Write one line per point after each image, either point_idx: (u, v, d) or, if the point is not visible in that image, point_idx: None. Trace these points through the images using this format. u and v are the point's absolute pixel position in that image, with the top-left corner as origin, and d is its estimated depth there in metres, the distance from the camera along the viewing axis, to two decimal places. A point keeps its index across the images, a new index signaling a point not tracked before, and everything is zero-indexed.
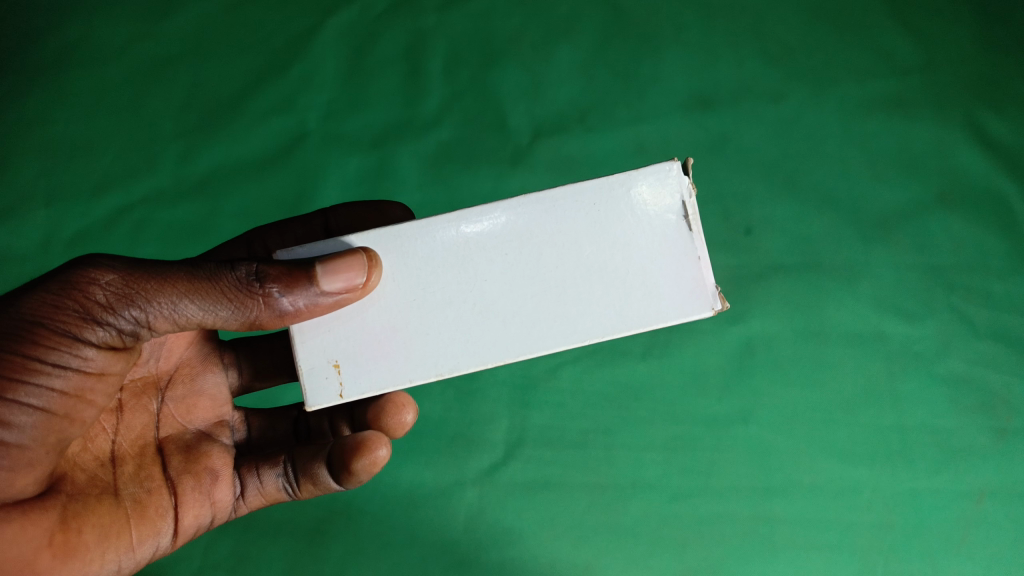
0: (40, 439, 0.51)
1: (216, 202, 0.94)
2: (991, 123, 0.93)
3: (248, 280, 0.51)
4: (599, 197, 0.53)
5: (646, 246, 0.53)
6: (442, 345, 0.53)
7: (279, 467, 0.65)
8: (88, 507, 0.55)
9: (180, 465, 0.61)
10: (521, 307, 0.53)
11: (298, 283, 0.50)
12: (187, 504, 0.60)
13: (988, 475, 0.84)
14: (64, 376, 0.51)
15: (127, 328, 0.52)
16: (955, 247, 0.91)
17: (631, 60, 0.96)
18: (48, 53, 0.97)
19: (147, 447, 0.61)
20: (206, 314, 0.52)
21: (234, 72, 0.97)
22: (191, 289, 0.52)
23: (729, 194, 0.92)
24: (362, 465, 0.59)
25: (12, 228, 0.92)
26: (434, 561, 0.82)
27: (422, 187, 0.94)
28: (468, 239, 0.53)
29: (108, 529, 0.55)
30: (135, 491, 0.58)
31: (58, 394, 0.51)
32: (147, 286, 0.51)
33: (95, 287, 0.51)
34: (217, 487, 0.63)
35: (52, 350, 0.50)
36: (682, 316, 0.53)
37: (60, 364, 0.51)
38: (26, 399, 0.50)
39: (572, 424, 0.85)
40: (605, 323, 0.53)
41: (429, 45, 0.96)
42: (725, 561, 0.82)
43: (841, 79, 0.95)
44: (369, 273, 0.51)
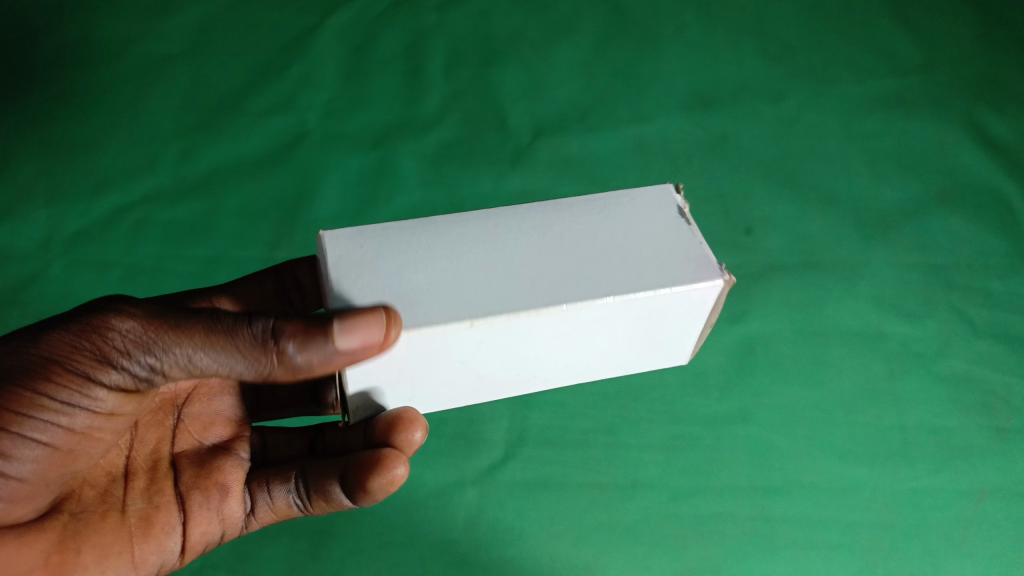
0: (42, 473, 0.52)
1: (216, 201, 0.92)
2: (990, 122, 0.94)
3: (264, 336, 0.49)
4: (609, 202, 0.56)
5: (653, 233, 0.54)
6: (469, 299, 0.50)
7: (290, 482, 0.62)
8: (90, 525, 0.55)
9: (191, 480, 0.61)
10: (545, 273, 0.52)
11: (314, 339, 0.48)
12: (195, 520, 0.60)
13: (989, 475, 0.84)
14: (72, 414, 0.51)
15: (140, 374, 0.52)
16: (955, 246, 0.91)
17: (630, 60, 0.98)
18: (50, 53, 0.98)
19: (160, 461, 0.62)
20: (220, 367, 0.50)
21: (236, 72, 0.97)
22: (207, 342, 0.50)
23: (729, 193, 0.92)
24: (378, 483, 0.57)
25: (8, 228, 0.90)
26: (432, 562, 0.80)
27: (423, 185, 0.92)
28: (494, 226, 0.54)
29: (108, 548, 0.55)
30: (142, 507, 0.58)
31: (64, 430, 0.52)
32: (164, 335, 0.50)
33: (114, 332, 0.51)
34: (226, 502, 0.62)
35: (64, 389, 0.51)
36: (694, 282, 0.52)
37: (72, 402, 0.51)
38: (32, 434, 0.51)
39: (572, 423, 0.86)
40: (625, 283, 0.51)
41: (429, 42, 0.98)
42: (726, 561, 0.80)
43: (839, 79, 0.96)
44: (388, 330, 0.46)
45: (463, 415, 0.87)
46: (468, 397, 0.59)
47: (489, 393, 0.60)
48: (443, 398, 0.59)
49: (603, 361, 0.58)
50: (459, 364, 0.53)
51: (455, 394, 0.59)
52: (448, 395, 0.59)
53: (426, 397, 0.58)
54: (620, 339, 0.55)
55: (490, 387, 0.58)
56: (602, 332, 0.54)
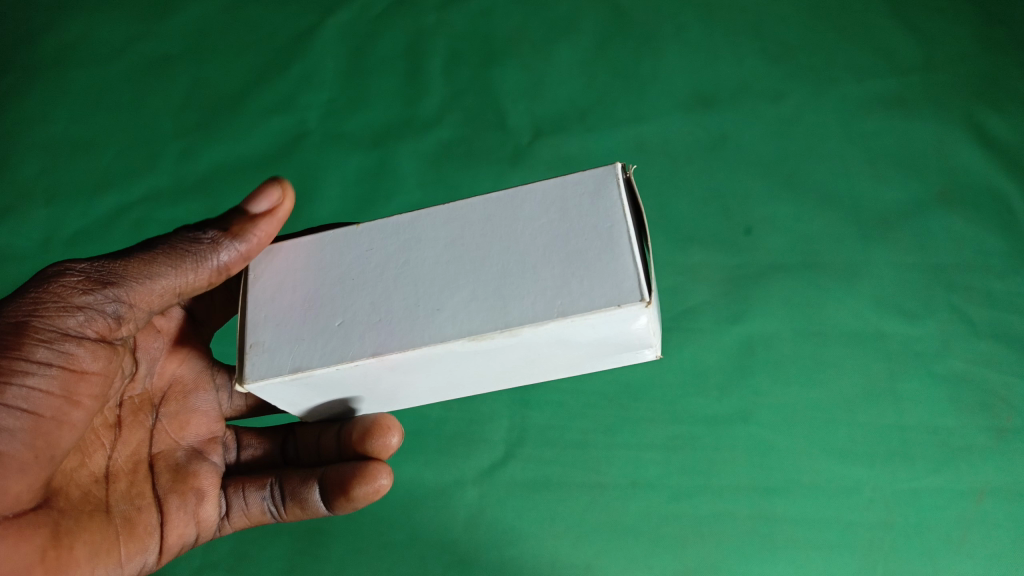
0: (28, 444, 0.50)
1: (215, 201, 0.93)
2: (991, 123, 0.94)
3: (194, 236, 0.53)
4: (538, 198, 0.48)
5: (572, 240, 0.46)
6: (365, 327, 0.48)
7: (266, 489, 0.66)
8: (80, 524, 0.55)
9: (168, 484, 0.62)
10: (447, 290, 0.47)
11: (236, 221, 0.52)
12: (172, 524, 0.61)
13: (989, 475, 0.84)
14: (49, 373, 0.51)
15: (106, 308, 0.52)
16: (955, 247, 0.91)
17: (630, 60, 0.97)
18: (48, 53, 0.98)
19: (141, 463, 0.61)
20: (177, 279, 0.53)
21: (234, 71, 0.97)
22: (151, 263, 0.53)
23: (729, 193, 0.92)
24: (363, 492, 0.61)
25: (12, 227, 0.92)
26: (433, 560, 0.81)
27: (422, 185, 0.93)
28: (414, 229, 0.49)
29: (97, 545, 0.56)
30: (125, 509, 0.59)
31: (44, 394, 0.51)
32: (117, 267, 0.52)
33: (70, 275, 0.52)
34: (202, 507, 0.63)
35: (32, 343, 0.50)
36: (604, 308, 0.44)
37: (44, 361, 0.50)
38: (15, 403, 0.49)
39: (572, 423, 0.85)
40: (530, 309, 0.45)
41: (429, 44, 0.97)
42: (725, 560, 0.81)
43: (840, 78, 0.95)
44: (284, 196, 0.54)
45: (462, 414, 0.87)
46: (406, 400, 0.58)
47: (425, 395, 0.57)
48: (378, 399, 0.57)
49: (538, 369, 0.54)
50: (375, 381, 0.52)
51: (388, 396, 0.56)
52: (378, 398, 0.57)
53: (358, 400, 0.57)
54: (547, 356, 0.51)
55: (423, 389, 0.55)
56: (518, 358, 0.50)
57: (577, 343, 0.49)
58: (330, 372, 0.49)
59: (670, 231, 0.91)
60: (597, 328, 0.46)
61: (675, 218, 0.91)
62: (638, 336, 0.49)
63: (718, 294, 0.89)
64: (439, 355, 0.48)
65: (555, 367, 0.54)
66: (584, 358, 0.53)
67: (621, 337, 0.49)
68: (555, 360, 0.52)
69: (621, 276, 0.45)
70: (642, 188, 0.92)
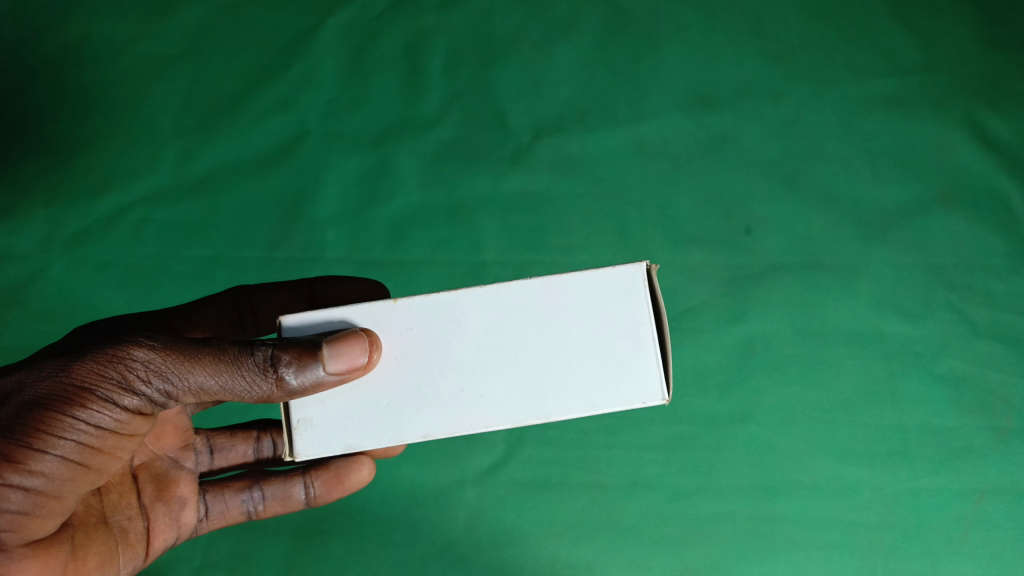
0: (69, 488, 0.53)
1: (215, 202, 0.93)
2: (991, 123, 0.94)
3: (264, 363, 0.51)
4: (569, 289, 0.51)
5: (602, 336, 0.51)
6: (408, 408, 0.51)
7: (246, 492, 0.69)
8: (88, 537, 0.57)
9: (152, 492, 0.64)
10: (488, 376, 0.51)
11: (307, 362, 0.49)
12: (159, 529, 0.63)
13: (989, 475, 0.84)
14: (98, 433, 0.53)
15: (158, 398, 0.54)
16: (954, 247, 0.91)
17: (630, 60, 0.96)
18: (46, 52, 0.98)
19: (126, 474, 0.62)
20: (227, 390, 0.53)
21: (234, 72, 0.97)
22: (216, 367, 0.53)
23: (728, 193, 0.92)
24: (353, 480, 0.69)
25: (12, 227, 0.92)
26: (434, 560, 0.82)
27: (422, 186, 0.93)
28: (457, 312, 0.52)
29: (104, 556, 0.58)
30: (121, 519, 0.60)
31: (90, 448, 0.53)
32: (182, 365, 0.53)
33: (137, 362, 0.53)
34: (185, 511, 0.66)
35: (90, 410, 0.52)
36: (628, 405, 0.49)
37: (97, 424, 0.53)
38: (63, 454, 0.52)
39: (572, 423, 0.85)
40: (565, 400, 0.50)
41: (428, 44, 0.97)
42: (726, 560, 0.82)
43: (840, 79, 0.95)
44: (371, 352, 0.50)
45: None
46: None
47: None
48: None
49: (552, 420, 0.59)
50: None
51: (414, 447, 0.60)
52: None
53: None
54: None
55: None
56: None
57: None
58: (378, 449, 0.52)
59: (670, 231, 0.91)
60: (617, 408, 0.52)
61: (675, 218, 0.92)
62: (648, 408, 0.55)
63: (718, 294, 0.89)
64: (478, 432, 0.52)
65: None
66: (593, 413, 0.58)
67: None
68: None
69: (646, 375, 0.50)
70: (642, 188, 0.93)
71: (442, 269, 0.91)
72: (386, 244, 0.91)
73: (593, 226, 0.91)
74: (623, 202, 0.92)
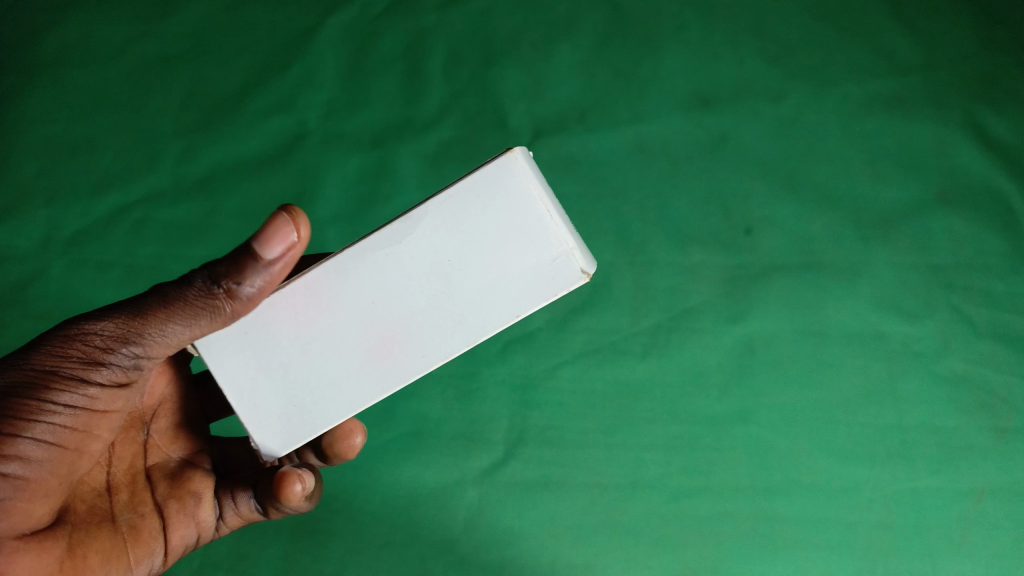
0: (50, 473, 0.55)
1: (215, 201, 0.93)
2: (991, 122, 0.94)
3: (206, 287, 0.52)
4: None
5: None
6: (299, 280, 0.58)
7: (251, 489, 0.65)
8: (89, 534, 0.59)
9: (166, 490, 0.65)
10: None
11: (245, 264, 0.52)
12: (175, 526, 0.64)
13: (989, 475, 0.84)
14: (71, 413, 0.55)
15: (127, 364, 0.55)
16: (954, 246, 0.91)
17: (630, 60, 0.96)
18: (46, 53, 0.98)
19: (139, 475, 0.64)
20: (190, 331, 0.54)
21: (234, 71, 0.97)
22: (169, 312, 0.53)
23: (729, 194, 0.92)
24: (292, 496, 0.59)
25: (12, 227, 0.92)
26: (434, 560, 0.82)
27: (422, 186, 0.93)
28: None
29: (109, 552, 0.59)
30: (130, 517, 0.62)
31: (67, 429, 0.55)
32: (135, 324, 0.54)
33: (93, 335, 0.54)
34: (201, 508, 0.65)
35: (60, 392, 0.54)
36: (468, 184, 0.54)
37: (69, 403, 0.54)
38: (40, 436, 0.54)
39: (572, 423, 0.85)
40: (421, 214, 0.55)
41: (429, 44, 0.97)
42: (726, 561, 0.82)
43: (841, 79, 0.95)
44: (299, 226, 0.52)
45: (463, 414, 0.86)
46: (355, 407, 0.57)
47: (371, 395, 0.57)
48: (328, 406, 0.57)
49: (475, 323, 0.55)
50: (308, 338, 0.57)
51: (333, 394, 0.57)
52: (323, 395, 0.57)
53: (307, 406, 0.57)
54: (465, 283, 0.54)
55: (361, 364, 0.56)
56: (432, 280, 0.55)
57: (480, 240, 0.54)
58: (266, 312, 0.57)
59: (671, 231, 0.91)
60: (485, 209, 0.54)
61: (675, 218, 0.92)
62: (538, 218, 0.53)
63: (718, 294, 0.89)
64: (355, 267, 0.55)
65: (491, 320, 0.54)
66: (511, 290, 0.54)
67: (524, 227, 0.54)
68: (480, 295, 0.54)
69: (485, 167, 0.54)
70: (642, 188, 0.92)
71: None
72: None
73: (594, 226, 0.91)
74: (623, 202, 0.92)
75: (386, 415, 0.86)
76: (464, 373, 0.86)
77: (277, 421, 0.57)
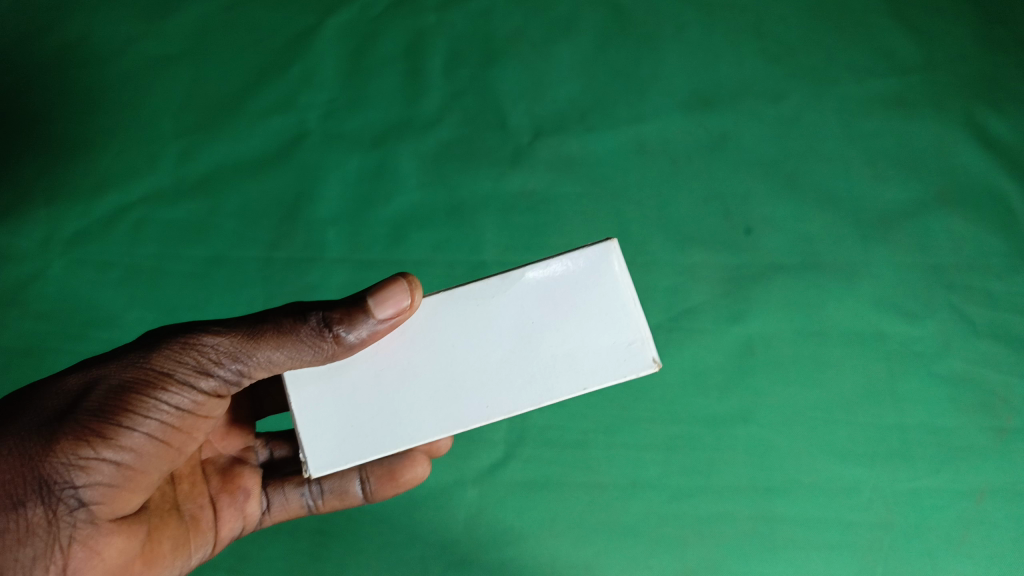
0: (153, 463, 0.56)
1: (215, 201, 0.93)
2: (991, 123, 0.94)
3: (320, 325, 0.53)
4: None
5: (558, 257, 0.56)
6: None
7: (304, 486, 0.71)
8: (161, 521, 0.60)
9: (218, 484, 0.68)
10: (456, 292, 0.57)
11: (357, 315, 0.52)
12: (225, 518, 0.67)
13: (988, 475, 0.84)
14: (174, 412, 0.55)
15: (231, 377, 0.57)
16: (954, 247, 0.91)
17: (630, 61, 0.96)
18: (47, 52, 0.98)
19: (195, 466, 0.67)
20: (290, 362, 0.54)
21: (234, 71, 0.97)
22: (278, 340, 0.54)
23: (728, 193, 0.92)
24: (406, 479, 0.72)
25: (12, 227, 0.92)
26: (433, 560, 0.82)
27: (422, 186, 0.93)
28: None
29: (178, 540, 0.61)
30: (192, 507, 0.64)
31: (170, 424, 0.56)
32: (248, 344, 0.55)
33: (206, 346, 0.55)
34: (249, 502, 0.69)
35: (167, 389, 0.55)
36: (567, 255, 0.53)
37: (175, 403, 0.55)
38: (144, 428, 0.54)
39: (571, 424, 0.85)
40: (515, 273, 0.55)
41: (429, 44, 0.97)
42: (726, 561, 0.82)
43: (841, 78, 0.96)
44: (412, 294, 0.52)
45: None
46: (408, 444, 0.54)
47: (428, 435, 0.54)
48: (378, 441, 0.54)
49: (543, 387, 0.53)
50: (381, 368, 0.55)
51: (392, 428, 0.54)
52: (377, 430, 0.54)
53: (358, 436, 0.55)
54: (541, 351, 0.53)
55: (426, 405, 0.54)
56: (514, 341, 0.54)
57: (566, 312, 0.53)
58: None
59: (670, 231, 0.91)
60: (581, 282, 0.53)
61: (675, 218, 0.92)
62: (626, 303, 0.53)
63: (718, 294, 0.89)
64: (441, 312, 0.55)
65: (556, 389, 0.53)
66: (585, 365, 0.53)
67: (610, 309, 0.53)
68: (552, 364, 0.53)
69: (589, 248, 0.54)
70: (642, 188, 0.93)
71: (441, 269, 0.90)
72: (385, 244, 0.91)
73: (593, 226, 0.91)
74: (623, 202, 0.92)
75: None
76: None
77: (330, 439, 0.55)
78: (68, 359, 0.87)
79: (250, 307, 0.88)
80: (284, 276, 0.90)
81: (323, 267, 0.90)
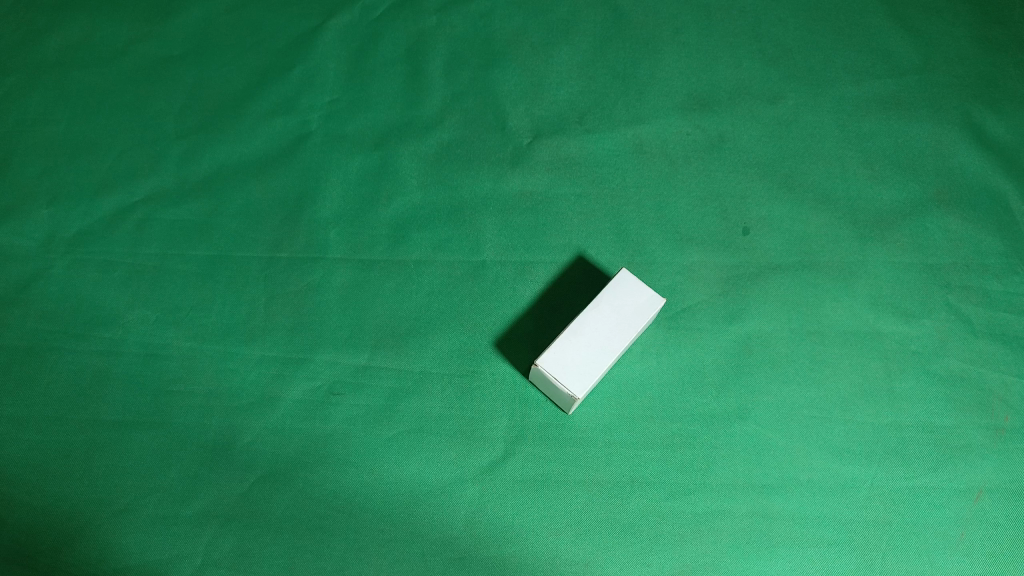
0: (43, 432, 0.83)
1: (216, 202, 0.93)
2: (990, 122, 0.97)
3: None
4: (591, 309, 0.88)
5: None
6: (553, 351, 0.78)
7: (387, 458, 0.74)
8: (30, 500, 0.81)
9: (140, 499, 0.82)
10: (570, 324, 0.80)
11: None
12: (133, 532, 0.80)
13: (987, 473, 0.84)
14: (48, 374, 0.86)
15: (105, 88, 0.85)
16: (953, 247, 0.92)
17: (630, 62, 1.00)
18: (48, 54, 0.99)
19: (155, 475, 0.82)
20: None
21: (236, 72, 0.99)
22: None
23: (726, 195, 0.94)
24: None
25: (12, 227, 0.91)
26: (434, 558, 0.80)
27: (422, 186, 0.94)
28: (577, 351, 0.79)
29: (75, 525, 0.81)
30: (120, 509, 0.81)
31: (46, 401, 0.84)
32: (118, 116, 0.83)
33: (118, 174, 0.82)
34: (154, 528, 0.81)
35: (31, 353, 0.86)
36: None
37: (28, 373, 0.86)
38: (36, 390, 0.85)
39: (571, 422, 0.85)
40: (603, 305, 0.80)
41: (429, 45, 1.00)
42: (724, 559, 0.81)
43: (838, 80, 0.99)
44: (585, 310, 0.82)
45: (463, 413, 0.85)
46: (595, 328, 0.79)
47: (600, 309, 0.80)
48: (637, 320, 0.80)
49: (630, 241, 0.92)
50: (623, 309, 0.80)
51: (594, 326, 0.79)
52: (624, 325, 0.79)
53: (630, 322, 0.80)
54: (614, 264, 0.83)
55: (592, 364, 0.77)
56: (608, 291, 0.81)
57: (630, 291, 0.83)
58: (603, 331, 0.79)
59: (670, 232, 0.92)
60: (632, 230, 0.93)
61: (674, 218, 0.93)
62: None
63: (717, 294, 0.90)
64: (592, 331, 0.79)
65: None
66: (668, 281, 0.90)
67: None
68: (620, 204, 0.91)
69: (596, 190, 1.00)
70: (641, 189, 0.94)
71: (442, 269, 0.90)
72: (386, 245, 0.91)
73: (593, 226, 0.92)
74: (622, 202, 0.93)
75: (386, 414, 0.84)
76: (464, 373, 0.86)
77: (620, 335, 0.79)
78: (69, 359, 0.86)
79: (251, 307, 0.88)
80: (284, 276, 0.90)
81: (324, 267, 0.90)
